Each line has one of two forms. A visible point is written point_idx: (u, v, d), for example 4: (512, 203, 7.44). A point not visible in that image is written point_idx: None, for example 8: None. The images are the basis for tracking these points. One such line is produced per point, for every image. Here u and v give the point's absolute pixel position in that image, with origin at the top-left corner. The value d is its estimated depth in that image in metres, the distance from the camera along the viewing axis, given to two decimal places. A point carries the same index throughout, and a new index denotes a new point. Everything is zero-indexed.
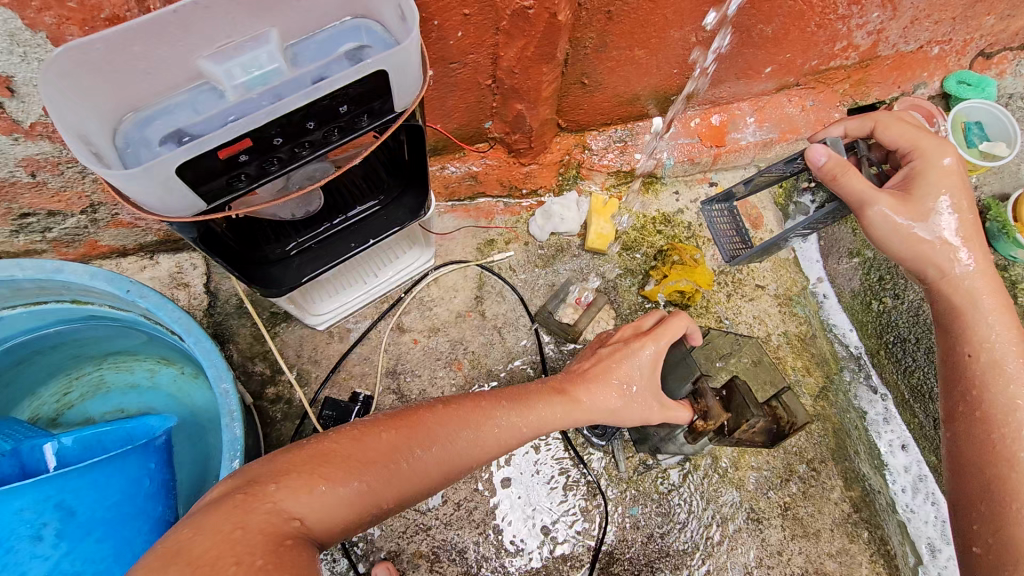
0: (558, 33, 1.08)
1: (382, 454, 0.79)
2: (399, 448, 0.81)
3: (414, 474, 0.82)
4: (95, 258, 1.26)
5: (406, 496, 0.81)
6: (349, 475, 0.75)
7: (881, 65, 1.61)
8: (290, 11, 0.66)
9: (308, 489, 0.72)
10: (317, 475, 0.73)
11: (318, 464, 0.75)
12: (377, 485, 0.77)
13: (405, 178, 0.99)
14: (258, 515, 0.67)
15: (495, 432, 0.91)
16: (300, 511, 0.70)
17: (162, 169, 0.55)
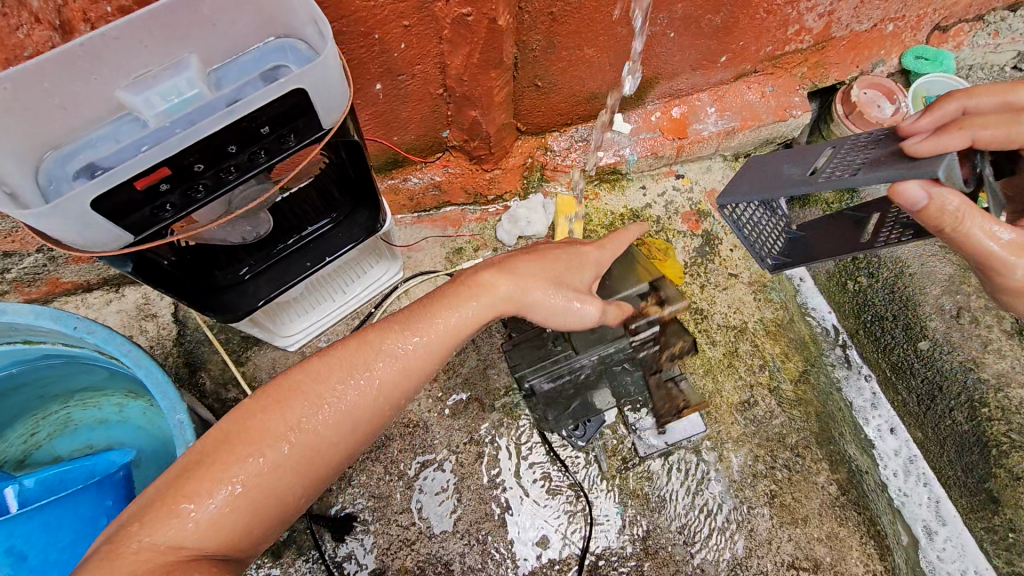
0: (501, 38, 1.08)
1: (257, 443, 0.77)
2: (273, 432, 0.79)
3: (307, 444, 0.81)
4: (59, 295, 1.25)
5: (305, 474, 0.81)
6: (214, 483, 0.73)
7: (837, 46, 1.61)
8: (206, 35, 0.66)
9: (177, 513, 0.71)
10: (182, 497, 0.72)
11: (178, 485, 0.73)
12: (256, 480, 0.76)
13: (356, 194, 0.98)
14: (131, 558, 0.68)
15: (383, 377, 0.87)
16: (186, 541, 0.71)
17: (76, 204, 0.55)
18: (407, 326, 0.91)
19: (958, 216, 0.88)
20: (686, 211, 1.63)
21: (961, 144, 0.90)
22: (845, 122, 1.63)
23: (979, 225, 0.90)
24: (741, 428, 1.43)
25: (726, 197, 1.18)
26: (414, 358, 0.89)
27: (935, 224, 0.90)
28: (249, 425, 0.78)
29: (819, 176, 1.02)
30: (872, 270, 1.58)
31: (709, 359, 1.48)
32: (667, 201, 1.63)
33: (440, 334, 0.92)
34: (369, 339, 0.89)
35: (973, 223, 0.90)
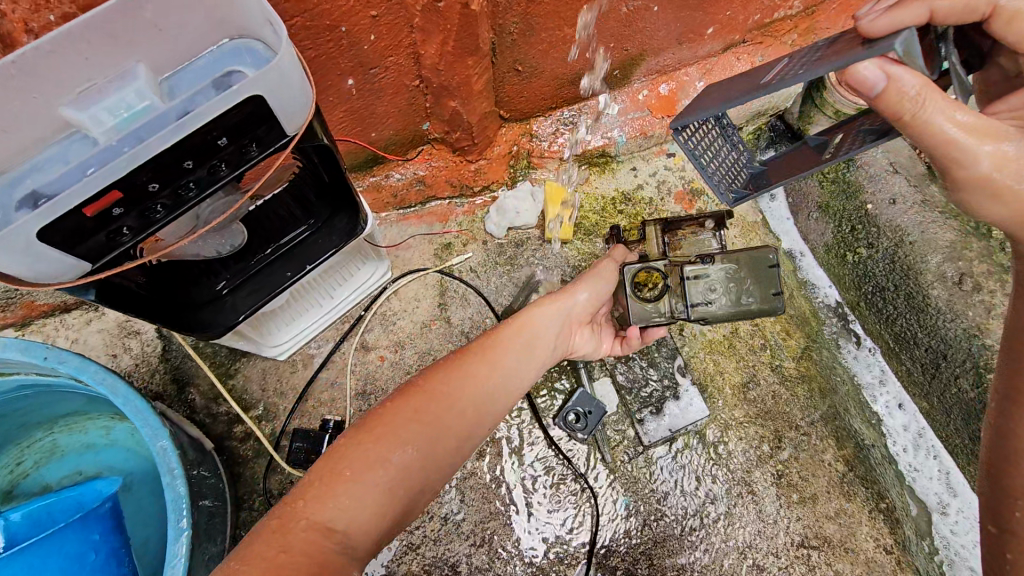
0: (476, 23, 1.03)
1: (395, 432, 0.81)
2: (408, 417, 0.83)
3: (438, 440, 0.84)
4: (38, 317, 1.22)
5: (437, 465, 0.83)
6: (369, 464, 0.77)
7: (828, 10, 1.56)
8: (153, 43, 0.61)
9: (335, 493, 0.74)
10: (338, 477, 0.75)
11: (331, 464, 0.77)
12: (398, 467, 0.78)
13: (334, 200, 0.94)
14: (298, 535, 0.70)
15: (494, 380, 0.93)
16: (338, 523, 0.72)
17: (19, 238, 0.51)
18: (492, 347, 0.97)
19: (917, 100, 0.77)
20: (679, 190, 1.59)
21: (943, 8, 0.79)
22: (839, 89, 1.59)
23: (943, 108, 0.78)
24: (744, 411, 1.41)
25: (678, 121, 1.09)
26: (514, 364, 0.98)
27: (894, 114, 0.80)
28: (385, 412, 0.83)
29: (772, 79, 0.94)
30: (872, 240, 1.53)
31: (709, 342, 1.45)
32: (660, 181, 1.58)
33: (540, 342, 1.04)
34: (490, 350, 0.96)
35: (939, 110, 0.78)
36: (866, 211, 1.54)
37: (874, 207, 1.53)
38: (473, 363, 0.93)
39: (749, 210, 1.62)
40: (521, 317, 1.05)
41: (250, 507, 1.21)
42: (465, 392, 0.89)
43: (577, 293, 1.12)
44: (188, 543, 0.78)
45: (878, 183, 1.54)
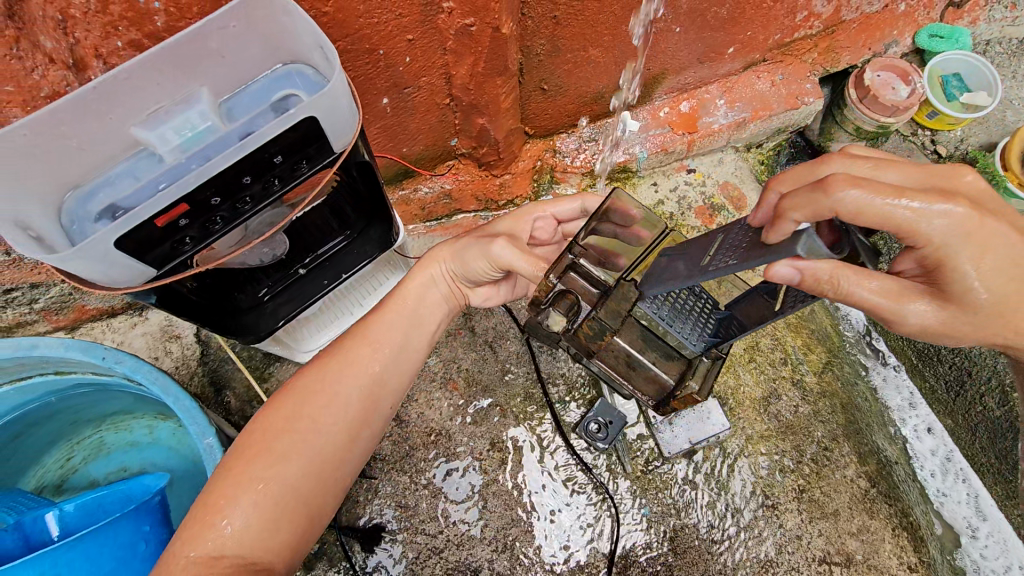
0: (505, 45, 1.08)
1: (263, 450, 0.86)
2: (280, 428, 0.89)
3: (305, 446, 0.88)
4: (86, 321, 1.28)
5: (320, 472, 0.89)
6: (243, 485, 0.82)
7: (848, 29, 1.59)
8: (214, 68, 0.67)
9: (213, 527, 0.79)
10: (213, 507, 0.81)
11: (215, 494, 0.82)
12: (272, 484, 0.84)
13: (369, 212, 0.99)
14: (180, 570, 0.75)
15: (339, 379, 0.95)
16: (226, 550, 0.78)
17: (98, 246, 0.56)
18: (365, 334, 0.99)
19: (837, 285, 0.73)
20: (700, 205, 1.62)
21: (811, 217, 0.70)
22: (860, 107, 1.62)
23: (857, 282, 0.75)
24: (765, 424, 1.41)
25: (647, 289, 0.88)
26: (372, 360, 0.98)
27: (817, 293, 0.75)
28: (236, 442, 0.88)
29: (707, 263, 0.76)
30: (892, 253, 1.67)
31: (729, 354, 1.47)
32: (680, 197, 1.62)
33: (395, 330, 1.02)
34: (325, 358, 0.98)
35: (855, 282, 0.75)
36: None
37: None
38: (349, 359, 0.97)
39: None
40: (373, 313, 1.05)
41: None
42: (343, 382, 0.94)
43: (478, 258, 1.02)
44: None
45: None
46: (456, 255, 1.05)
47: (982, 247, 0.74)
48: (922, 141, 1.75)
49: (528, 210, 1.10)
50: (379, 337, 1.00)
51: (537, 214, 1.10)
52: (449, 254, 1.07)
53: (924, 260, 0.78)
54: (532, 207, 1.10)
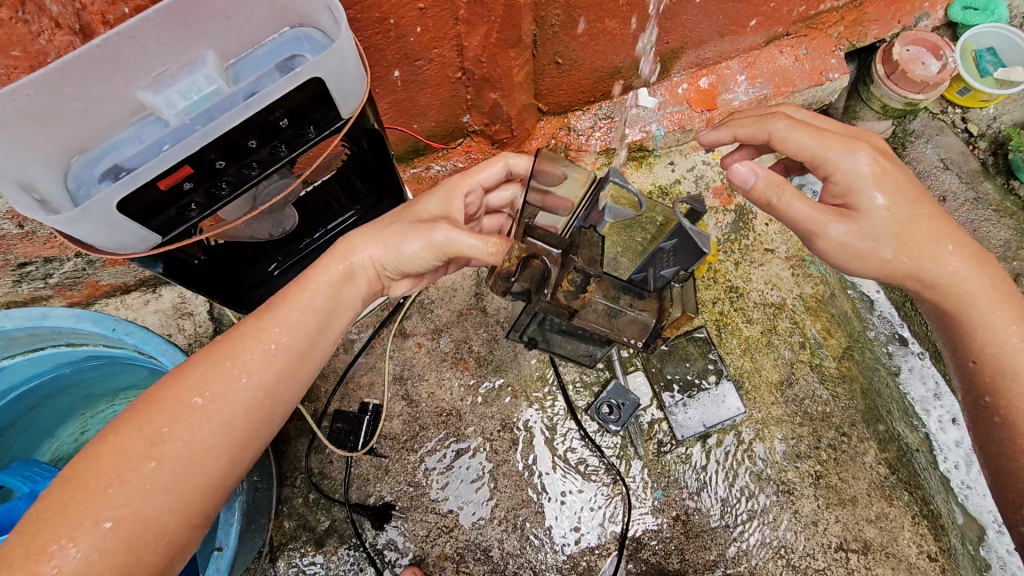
0: (518, 15, 1.04)
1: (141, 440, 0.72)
2: (173, 410, 0.74)
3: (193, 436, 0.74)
4: (99, 298, 1.28)
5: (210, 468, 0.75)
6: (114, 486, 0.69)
7: (877, 1, 1.52)
8: (221, 31, 0.65)
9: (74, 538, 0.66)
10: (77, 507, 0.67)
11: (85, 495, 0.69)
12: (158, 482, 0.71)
13: (377, 186, 0.98)
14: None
15: (259, 353, 0.80)
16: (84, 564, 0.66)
17: (102, 207, 0.55)
18: (296, 301, 0.84)
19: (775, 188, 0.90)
20: (717, 185, 1.58)
21: (750, 134, 0.96)
22: (888, 83, 1.55)
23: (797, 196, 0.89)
24: (782, 409, 1.38)
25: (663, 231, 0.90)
26: (291, 343, 0.83)
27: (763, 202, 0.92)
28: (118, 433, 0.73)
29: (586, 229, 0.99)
30: None
31: (746, 338, 1.44)
32: (698, 176, 1.58)
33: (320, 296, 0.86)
34: (252, 321, 0.83)
35: (795, 198, 0.90)
36: None
37: None
38: (268, 336, 0.82)
39: None
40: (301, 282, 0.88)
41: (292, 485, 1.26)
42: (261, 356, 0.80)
43: (413, 241, 0.88)
44: None
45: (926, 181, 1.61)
46: (382, 246, 0.89)
47: (876, 193, 0.90)
48: (951, 120, 1.68)
49: (462, 181, 0.98)
50: (301, 307, 0.84)
51: (466, 189, 0.99)
52: (380, 244, 0.89)
53: (836, 190, 0.92)
54: (462, 179, 0.99)
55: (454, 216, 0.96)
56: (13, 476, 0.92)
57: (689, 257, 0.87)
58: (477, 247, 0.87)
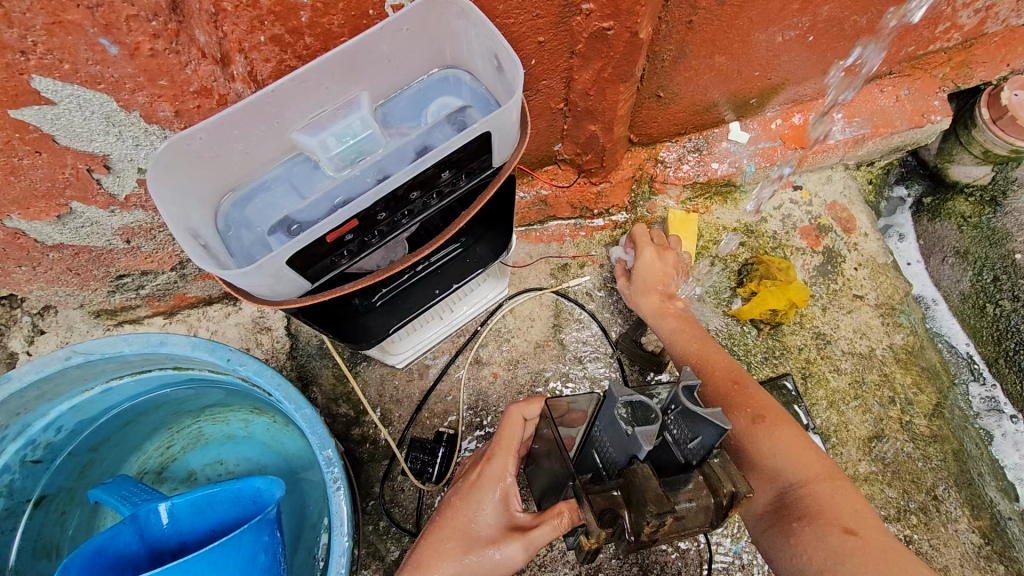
0: (638, 51, 1.01)
1: None
2: None
3: None
4: (183, 308, 1.28)
5: None
6: None
7: (989, 43, 1.45)
8: (378, 71, 0.64)
9: None
10: None
11: None
12: None
13: (486, 221, 0.95)
14: None
15: None
16: None
17: (274, 263, 0.53)
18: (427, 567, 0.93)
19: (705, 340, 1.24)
20: (805, 225, 1.52)
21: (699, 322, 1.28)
22: (993, 128, 1.48)
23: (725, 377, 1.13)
24: (871, 467, 1.32)
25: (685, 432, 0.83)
26: None
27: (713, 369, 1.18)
28: None
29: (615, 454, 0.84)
30: (1018, 293, 1.51)
31: (833, 389, 1.37)
32: (785, 215, 1.52)
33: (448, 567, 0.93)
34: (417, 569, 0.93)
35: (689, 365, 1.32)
36: (1013, 261, 1.53)
37: (1023, 257, 1.52)
38: None
39: (880, 250, 1.53)
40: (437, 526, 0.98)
41: (365, 511, 1.24)
42: None
43: (489, 501, 0.98)
44: (346, 556, 0.80)
45: None
46: (475, 561, 0.93)
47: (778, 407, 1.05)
48: None
49: (503, 469, 0.99)
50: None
51: (506, 488, 1.00)
52: (457, 538, 0.96)
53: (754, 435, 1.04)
54: (500, 467, 1.00)
55: (510, 498, 0.99)
56: (112, 495, 0.88)
57: (708, 423, 0.79)
58: (551, 528, 0.88)
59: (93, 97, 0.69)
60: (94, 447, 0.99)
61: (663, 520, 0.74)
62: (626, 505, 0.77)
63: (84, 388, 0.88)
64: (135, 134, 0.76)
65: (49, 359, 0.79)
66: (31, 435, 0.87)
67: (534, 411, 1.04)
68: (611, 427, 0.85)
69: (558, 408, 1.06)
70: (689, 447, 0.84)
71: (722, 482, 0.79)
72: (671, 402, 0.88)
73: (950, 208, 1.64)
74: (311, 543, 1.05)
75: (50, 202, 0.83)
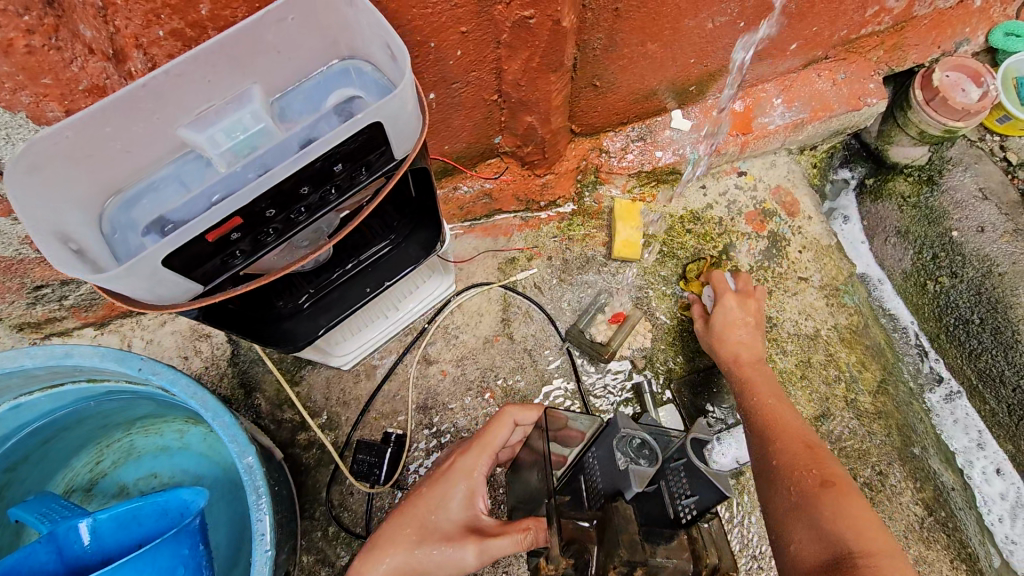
0: (565, 39, 1.00)
1: None
2: None
3: None
4: (115, 318, 1.23)
5: None
6: None
7: (918, 26, 1.49)
8: (269, 63, 0.62)
9: None
10: None
11: None
12: None
13: (416, 217, 0.93)
14: None
15: None
16: None
17: (147, 264, 0.51)
18: (380, 550, 0.89)
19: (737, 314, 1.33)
20: (750, 211, 1.54)
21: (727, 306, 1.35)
22: (927, 109, 1.51)
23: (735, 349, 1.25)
24: None
25: (690, 479, 0.78)
26: None
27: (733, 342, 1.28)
28: None
29: (610, 467, 0.81)
30: (956, 268, 1.53)
31: (779, 371, 1.39)
32: (730, 201, 1.54)
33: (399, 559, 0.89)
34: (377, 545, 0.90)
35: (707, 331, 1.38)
36: (952, 238, 1.55)
37: (960, 235, 1.54)
38: None
39: (824, 232, 1.55)
40: (399, 511, 0.95)
41: (312, 517, 1.21)
42: None
43: (455, 495, 0.94)
44: (270, 564, 0.79)
45: (964, 211, 1.56)
46: (429, 557, 0.89)
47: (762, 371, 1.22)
48: (990, 147, 1.67)
49: (475, 464, 0.95)
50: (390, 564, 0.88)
51: (475, 486, 0.95)
52: (416, 527, 0.91)
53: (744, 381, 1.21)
54: (472, 463, 0.96)
55: (476, 497, 0.94)
56: (31, 513, 0.84)
57: (708, 483, 0.74)
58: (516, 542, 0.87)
59: None
60: (11, 467, 0.94)
61: (632, 567, 0.70)
62: (597, 542, 0.75)
63: None
64: (25, 136, 0.73)
65: None
66: None
67: (525, 418, 1.01)
68: (606, 454, 0.82)
69: (554, 420, 0.94)
70: (682, 503, 0.78)
71: (706, 551, 0.77)
72: (677, 453, 0.81)
73: (891, 188, 1.68)
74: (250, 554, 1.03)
75: None
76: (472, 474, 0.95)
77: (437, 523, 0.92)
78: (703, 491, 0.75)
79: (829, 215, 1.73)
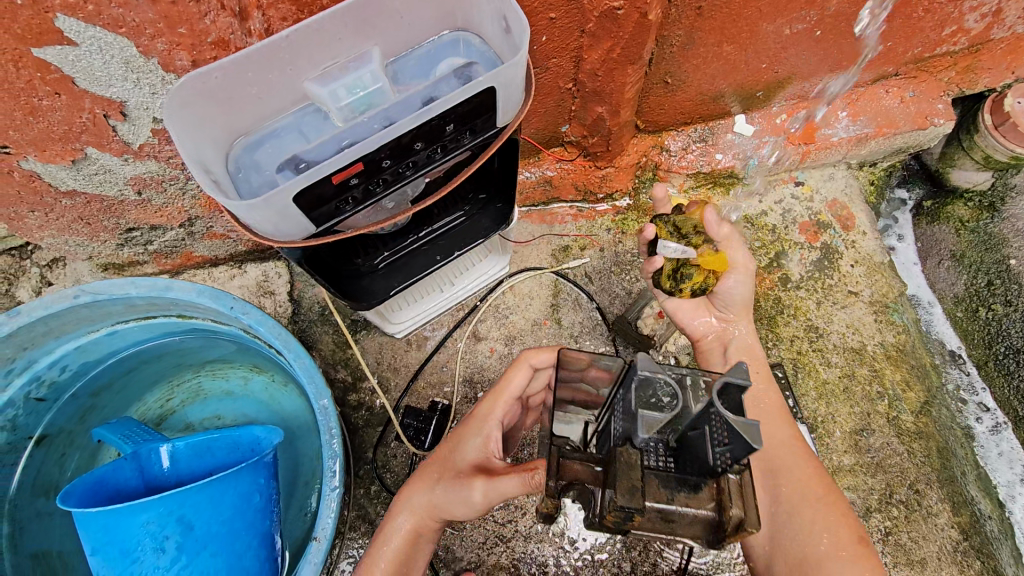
0: (648, 33, 1.02)
1: None
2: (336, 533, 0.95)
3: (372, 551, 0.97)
4: (189, 268, 1.30)
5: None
6: None
7: (995, 49, 1.47)
8: (391, 30, 0.67)
9: None
10: None
11: None
12: None
13: (491, 190, 0.97)
14: None
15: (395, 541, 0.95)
16: None
17: (281, 198, 0.56)
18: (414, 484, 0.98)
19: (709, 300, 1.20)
20: (805, 220, 1.54)
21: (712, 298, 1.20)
22: (995, 134, 1.49)
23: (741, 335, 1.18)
24: (854, 458, 1.34)
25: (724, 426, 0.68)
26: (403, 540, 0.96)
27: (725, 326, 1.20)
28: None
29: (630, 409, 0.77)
30: (1011, 296, 1.52)
31: (822, 381, 1.40)
32: (785, 210, 1.54)
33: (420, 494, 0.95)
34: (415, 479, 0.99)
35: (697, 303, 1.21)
36: (1009, 266, 1.54)
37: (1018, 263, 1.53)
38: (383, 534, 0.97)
39: (877, 249, 1.54)
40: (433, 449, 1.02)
41: (357, 475, 1.26)
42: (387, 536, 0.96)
43: (471, 439, 0.97)
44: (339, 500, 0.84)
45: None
46: (444, 493, 0.93)
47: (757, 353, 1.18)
48: None
49: (487, 410, 0.97)
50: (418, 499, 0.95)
51: (488, 431, 0.97)
52: (438, 466, 0.97)
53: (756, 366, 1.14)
54: (487, 409, 0.98)
55: (490, 440, 0.96)
56: (114, 433, 0.91)
57: (738, 435, 0.66)
58: None
59: (114, 40, 0.71)
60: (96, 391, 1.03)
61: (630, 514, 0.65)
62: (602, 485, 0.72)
63: (91, 329, 0.93)
64: (152, 83, 0.79)
65: (58, 297, 0.83)
66: (38, 371, 0.92)
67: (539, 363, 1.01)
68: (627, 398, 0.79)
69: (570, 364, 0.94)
70: (715, 452, 0.70)
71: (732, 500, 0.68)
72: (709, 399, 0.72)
73: (949, 212, 1.66)
74: (303, 498, 1.09)
75: (66, 145, 0.86)
76: (486, 419, 0.98)
77: (452, 461, 0.96)
78: (738, 441, 0.66)
79: (884, 233, 1.70)
